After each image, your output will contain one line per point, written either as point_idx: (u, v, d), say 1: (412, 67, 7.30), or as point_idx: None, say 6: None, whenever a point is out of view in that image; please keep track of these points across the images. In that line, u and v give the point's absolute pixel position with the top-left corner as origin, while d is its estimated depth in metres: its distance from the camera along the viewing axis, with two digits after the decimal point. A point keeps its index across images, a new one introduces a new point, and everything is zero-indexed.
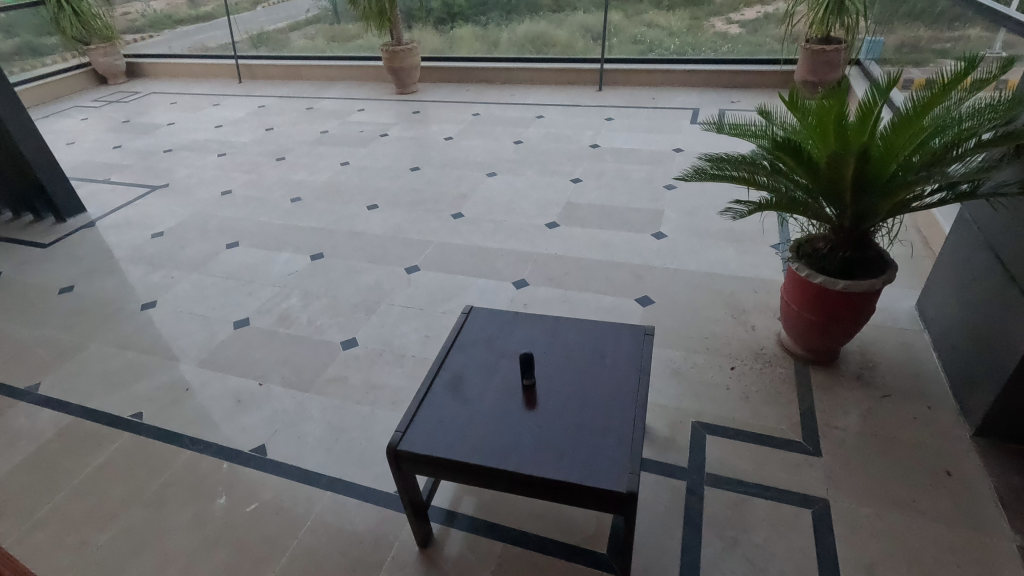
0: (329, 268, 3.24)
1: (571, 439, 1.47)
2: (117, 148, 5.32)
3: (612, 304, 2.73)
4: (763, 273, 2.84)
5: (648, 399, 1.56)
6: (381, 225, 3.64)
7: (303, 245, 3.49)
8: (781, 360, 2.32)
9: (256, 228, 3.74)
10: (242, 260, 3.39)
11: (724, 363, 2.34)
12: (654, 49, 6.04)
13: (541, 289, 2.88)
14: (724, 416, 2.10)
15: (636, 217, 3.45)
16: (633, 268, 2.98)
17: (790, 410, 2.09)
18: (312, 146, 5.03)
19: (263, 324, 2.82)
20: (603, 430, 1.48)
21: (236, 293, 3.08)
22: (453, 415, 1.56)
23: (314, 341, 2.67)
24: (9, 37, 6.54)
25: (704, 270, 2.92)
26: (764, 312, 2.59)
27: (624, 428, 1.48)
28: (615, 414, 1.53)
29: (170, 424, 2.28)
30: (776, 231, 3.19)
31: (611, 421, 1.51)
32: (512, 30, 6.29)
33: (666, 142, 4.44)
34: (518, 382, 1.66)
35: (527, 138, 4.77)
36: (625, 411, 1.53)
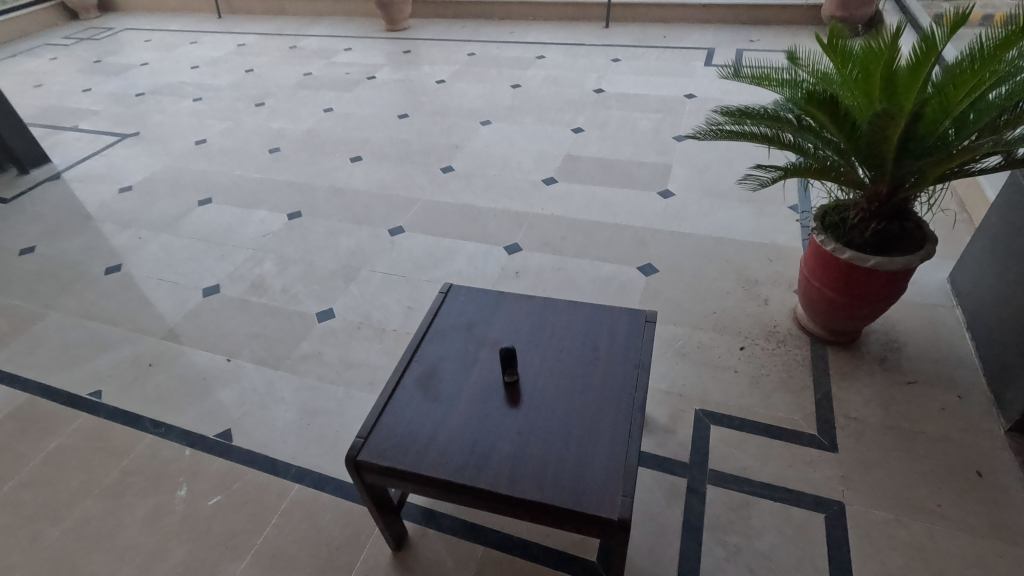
0: (307, 229, 2.99)
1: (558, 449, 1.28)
2: (86, 92, 4.96)
3: (611, 272, 2.50)
4: (778, 239, 2.59)
5: (646, 400, 1.36)
6: (364, 180, 3.37)
7: (281, 202, 3.24)
8: (796, 340, 2.10)
9: (231, 183, 3.47)
10: (216, 219, 3.14)
11: (733, 342, 2.12)
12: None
13: (535, 255, 2.64)
14: (730, 403, 1.91)
15: (641, 173, 3.15)
16: (636, 232, 2.73)
17: (803, 398, 1.90)
18: (294, 90, 4.67)
19: (235, 292, 2.62)
20: (594, 438, 1.30)
21: (208, 256, 2.86)
22: (426, 417, 1.37)
23: (287, 313, 2.47)
24: None
25: (713, 234, 2.66)
26: (778, 284, 2.36)
27: (618, 439, 1.29)
28: (609, 419, 1.34)
29: (131, 404, 2.12)
30: (794, 190, 2.91)
31: (605, 429, 1.32)
32: None
33: (676, 87, 4.07)
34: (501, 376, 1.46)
35: (525, 82, 4.38)
36: (620, 417, 1.34)
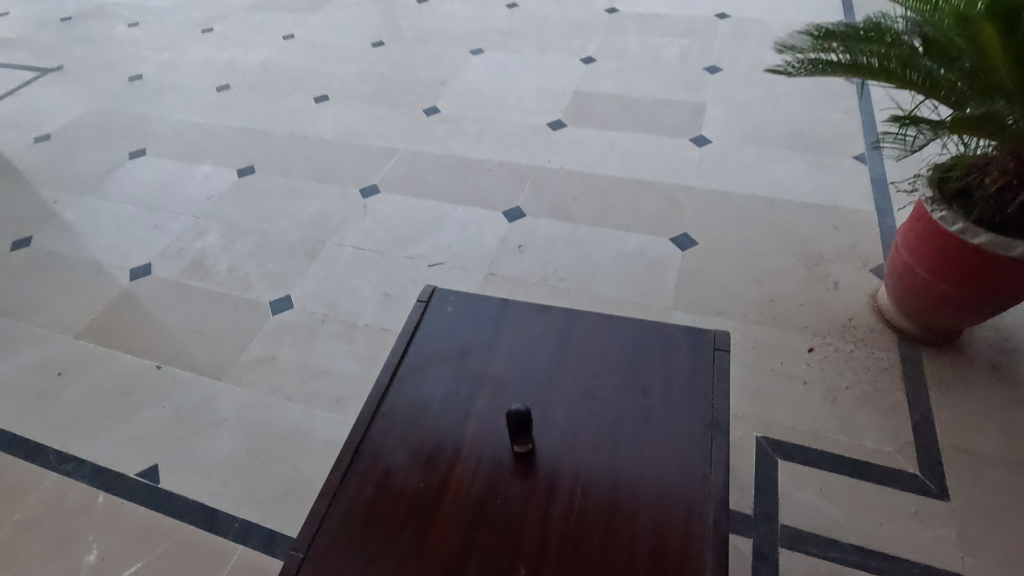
0: (261, 189, 2.44)
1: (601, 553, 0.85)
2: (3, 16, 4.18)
3: (638, 246, 2.00)
4: (845, 200, 2.08)
5: (726, 475, 0.92)
6: (331, 125, 2.78)
7: (230, 154, 2.66)
8: (880, 338, 1.64)
9: (170, 130, 2.86)
10: (150, 176, 2.58)
11: (798, 342, 1.66)
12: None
13: (542, 223, 2.13)
14: (802, 429, 1.47)
15: (668, 114, 2.58)
16: (666, 191, 2.20)
17: (896, 421, 1.47)
18: (249, 12, 3.93)
19: (169, 272, 2.11)
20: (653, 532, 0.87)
21: (138, 225, 2.32)
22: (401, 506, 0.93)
23: (233, 302, 1.97)
24: None
25: (763, 194, 2.14)
26: (850, 260, 1.87)
27: (691, 533, 0.86)
28: (672, 503, 0.90)
29: (32, 429, 1.66)
30: (858, 134, 2.36)
31: (669, 517, 0.88)
32: None
33: (705, 5, 3.39)
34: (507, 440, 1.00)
35: (523, 0, 3.67)
36: (690, 497, 0.90)
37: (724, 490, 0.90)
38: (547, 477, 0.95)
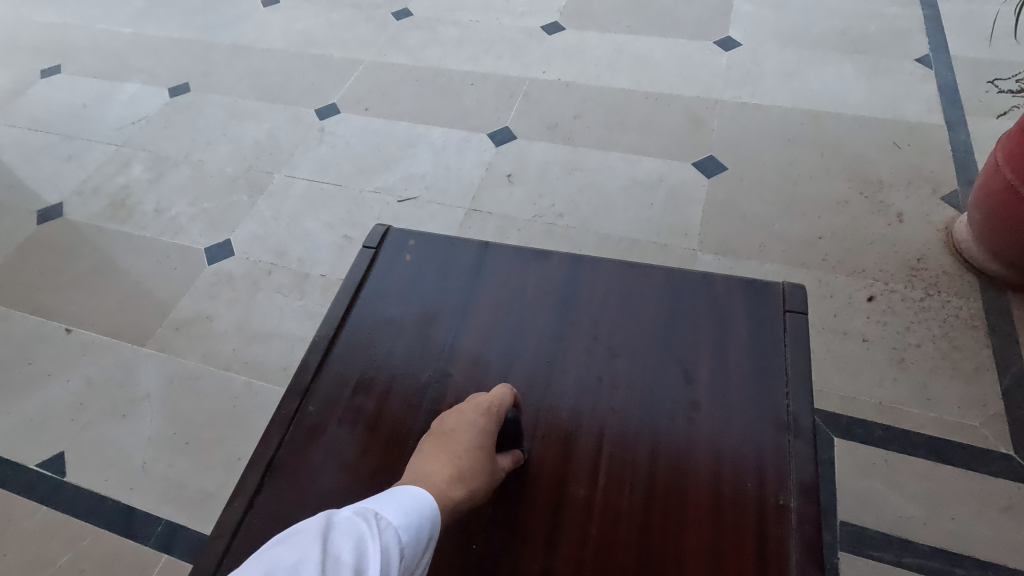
0: (197, 111, 2.03)
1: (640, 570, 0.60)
2: None
3: (654, 173, 1.64)
4: (906, 112, 1.70)
5: (812, 490, 0.63)
6: (282, 33, 2.32)
7: (161, 70, 2.21)
8: (956, 282, 1.32)
9: (91, 42, 2.39)
10: (65, 98, 2.14)
11: (854, 288, 1.34)
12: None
13: (535, 146, 1.75)
14: (863, 398, 1.18)
15: (687, 12, 2.13)
16: (687, 104, 1.81)
17: (981, 388, 1.17)
18: None
19: (85, 214, 1.74)
20: (712, 529, 0.61)
21: (49, 157, 1.93)
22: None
23: (160, 249, 1.62)
24: None
25: (805, 107, 1.76)
26: (915, 186, 1.52)
27: (764, 528, 0.61)
28: (735, 539, 0.61)
29: None
30: (920, 32, 1.94)
31: (732, 538, 0.61)
32: None
33: None
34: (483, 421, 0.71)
35: None
36: (763, 529, 0.61)
37: (807, 500, 0.62)
38: (550, 472, 0.67)
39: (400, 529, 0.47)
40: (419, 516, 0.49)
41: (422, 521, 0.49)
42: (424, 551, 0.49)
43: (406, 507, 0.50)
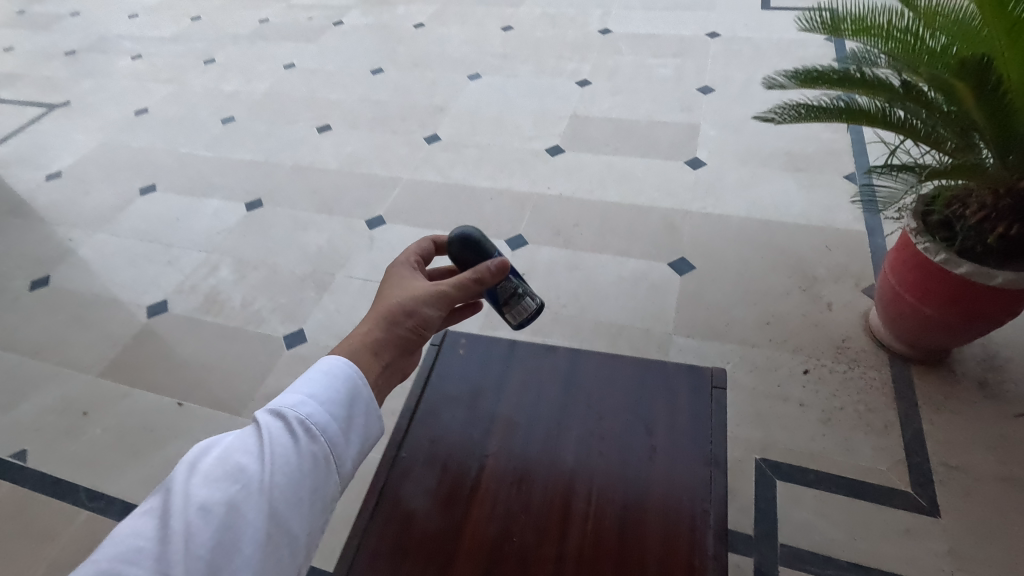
0: (270, 222, 2.51)
1: (615, 560, 0.95)
2: (7, 52, 4.26)
3: (638, 271, 2.07)
4: (837, 220, 2.15)
5: (724, 504, 1.00)
6: (334, 155, 2.85)
7: (238, 187, 2.73)
8: (872, 358, 1.71)
9: (178, 163, 2.93)
10: (161, 212, 2.64)
11: (794, 363, 1.73)
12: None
13: (543, 249, 2.20)
14: (799, 450, 1.54)
15: (663, 136, 2.65)
16: (664, 214, 2.28)
17: (890, 440, 1.53)
18: (248, 42, 4.00)
19: (185, 308, 2.18)
20: (662, 527, 0.98)
21: (152, 261, 2.39)
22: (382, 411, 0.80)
23: (247, 336, 2.05)
24: None
25: (757, 216, 2.21)
26: (843, 280, 1.94)
27: (694, 526, 0.98)
28: (676, 534, 0.97)
29: (60, 469, 1.72)
30: (849, 152, 2.43)
31: (673, 532, 0.97)
32: None
33: (696, 24, 3.47)
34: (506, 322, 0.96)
35: (518, 23, 3.74)
36: (693, 526, 0.97)
37: (721, 510, 0.99)
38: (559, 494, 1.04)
39: (300, 397, 0.67)
40: (328, 382, 0.70)
41: (335, 389, 0.69)
42: (345, 409, 0.69)
43: (319, 377, 0.70)
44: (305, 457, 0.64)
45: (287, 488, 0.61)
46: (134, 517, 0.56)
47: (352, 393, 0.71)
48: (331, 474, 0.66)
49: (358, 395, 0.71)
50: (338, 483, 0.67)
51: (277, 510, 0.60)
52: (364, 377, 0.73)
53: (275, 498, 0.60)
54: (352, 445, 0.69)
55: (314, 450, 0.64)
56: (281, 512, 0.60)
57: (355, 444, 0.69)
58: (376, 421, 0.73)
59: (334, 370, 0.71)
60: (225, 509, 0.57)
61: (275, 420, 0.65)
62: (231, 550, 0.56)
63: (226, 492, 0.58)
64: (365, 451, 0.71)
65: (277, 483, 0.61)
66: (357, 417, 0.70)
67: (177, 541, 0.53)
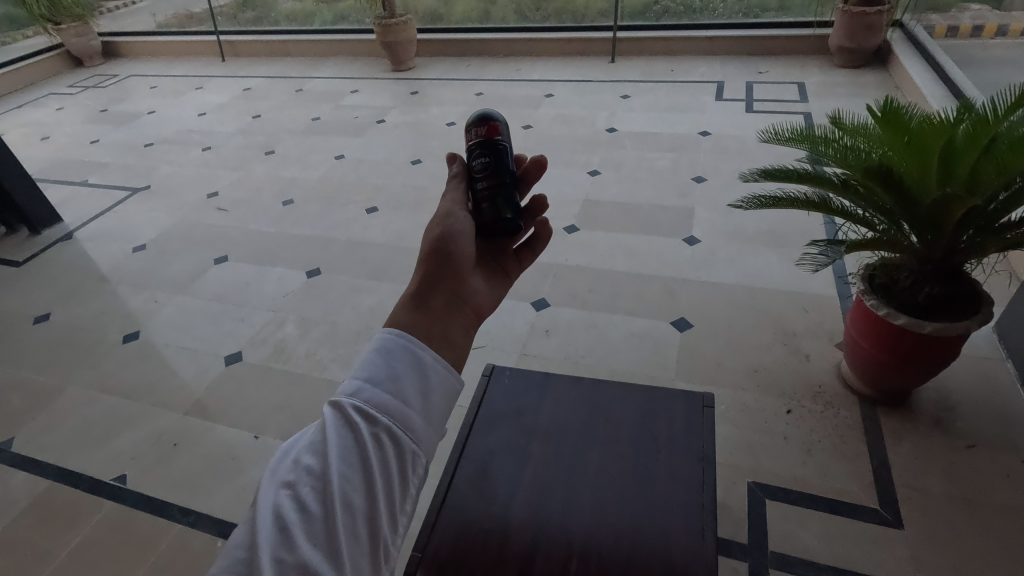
0: (327, 287, 2.93)
1: (631, 538, 1.24)
2: (94, 143, 4.94)
3: (644, 328, 2.44)
4: (813, 287, 2.53)
5: (714, 491, 1.30)
6: (381, 231, 3.32)
7: (299, 258, 3.18)
8: (845, 400, 2.03)
9: (246, 238, 3.41)
10: (233, 278, 3.08)
11: (779, 405, 2.05)
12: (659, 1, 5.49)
13: (564, 310, 2.58)
14: (784, 475, 1.83)
15: (664, 217, 3.11)
16: (666, 282, 2.67)
17: (859, 466, 1.83)
18: (303, 136, 4.64)
19: (257, 358, 2.55)
20: (667, 511, 1.28)
21: (227, 319, 2.79)
22: (459, 339, 0.83)
23: (312, 381, 2.40)
24: None
25: (745, 283, 2.60)
26: (819, 337, 2.29)
27: (691, 509, 1.28)
28: (676, 514, 1.27)
29: (156, 490, 2.03)
30: (822, 232, 2.86)
31: (675, 514, 1.27)
32: None
33: (690, 124, 4.06)
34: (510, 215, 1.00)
35: (536, 122, 4.36)
36: (690, 509, 1.28)
37: (712, 495, 1.29)
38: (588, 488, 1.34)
39: (357, 381, 0.71)
40: (380, 364, 0.73)
41: (386, 366, 0.73)
42: (400, 384, 0.72)
43: (372, 361, 0.73)
44: (370, 436, 0.68)
45: (356, 473, 0.65)
46: (237, 529, 0.61)
47: (406, 367, 0.74)
48: (399, 446, 0.69)
49: (411, 365, 0.74)
50: (413, 454, 0.70)
51: (353, 487, 0.64)
52: (417, 343, 0.76)
53: (346, 485, 0.64)
54: (415, 415, 0.71)
55: (373, 430, 0.68)
56: (356, 496, 0.64)
57: (419, 413, 0.72)
58: (434, 382, 0.75)
59: (384, 347, 0.74)
60: (304, 506, 0.61)
61: (338, 410, 0.69)
62: (320, 539, 0.60)
63: (299, 491, 0.63)
64: (433, 418, 0.73)
65: (344, 469, 0.65)
66: (411, 388, 0.73)
67: (268, 538, 0.58)
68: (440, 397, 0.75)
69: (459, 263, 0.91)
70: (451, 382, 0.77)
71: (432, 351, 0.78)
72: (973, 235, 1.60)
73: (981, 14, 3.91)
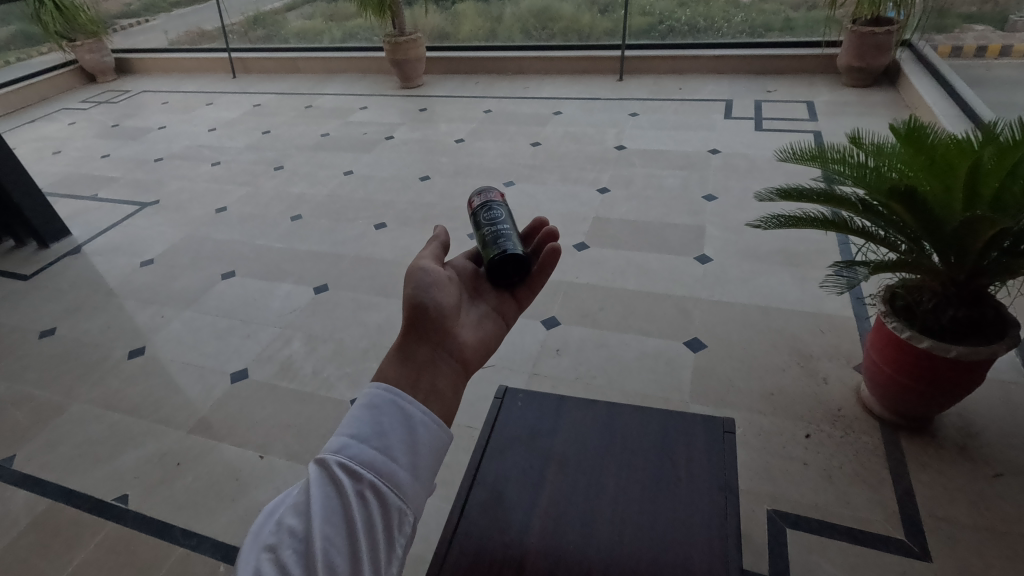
0: (335, 303, 2.91)
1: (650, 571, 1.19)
2: (105, 158, 4.97)
3: (656, 348, 2.40)
4: (829, 308, 2.49)
5: (737, 523, 1.25)
6: (389, 247, 3.31)
7: (306, 274, 3.16)
8: (865, 425, 1.97)
9: (254, 253, 3.40)
10: (240, 294, 3.06)
11: (797, 429, 2.00)
12: (664, 20, 5.51)
13: (574, 329, 2.55)
14: (804, 503, 1.77)
15: (674, 236, 3.08)
16: (678, 301, 2.64)
17: (883, 494, 1.77)
18: (312, 152, 4.66)
19: (263, 375, 2.51)
20: (687, 544, 1.23)
21: (233, 335, 2.77)
22: (449, 390, 0.85)
23: (319, 400, 2.36)
24: (5, 25, 6.49)
25: (759, 303, 2.56)
26: (836, 359, 2.24)
27: (714, 542, 1.23)
28: (698, 547, 1.22)
29: (158, 511, 1.98)
30: (836, 251, 2.82)
31: (696, 548, 1.22)
32: (516, 4, 5.85)
33: (699, 142, 4.05)
34: (517, 248, 1.04)
35: (545, 139, 4.37)
36: (712, 541, 1.23)
37: (734, 527, 1.24)
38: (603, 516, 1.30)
39: (342, 438, 0.73)
40: (365, 421, 0.75)
41: (372, 423, 0.75)
42: (385, 441, 0.74)
43: (359, 417, 0.76)
44: (353, 495, 0.70)
45: (338, 535, 0.67)
46: None
47: (392, 421, 0.76)
48: (383, 502, 0.71)
49: (397, 420, 0.76)
50: (399, 509, 0.72)
51: (335, 549, 0.66)
52: (405, 397, 0.78)
53: (329, 546, 0.66)
54: (400, 471, 0.73)
55: (356, 488, 0.70)
56: (338, 558, 0.66)
57: (406, 468, 0.74)
58: (420, 435, 0.77)
59: (371, 402, 0.77)
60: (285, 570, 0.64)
61: (323, 468, 0.71)
62: None
63: (281, 555, 0.65)
64: (420, 473, 0.75)
65: (325, 530, 0.67)
66: (397, 444, 0.74)
67: None
68: (427, 451, 0.77)
69: (440, 315, 0.92)
70: (438, 435, 0.79)
71: (420, 403, 0.80)
72: (1000, 256, 1.56)
73: (983, 34, 3.82)
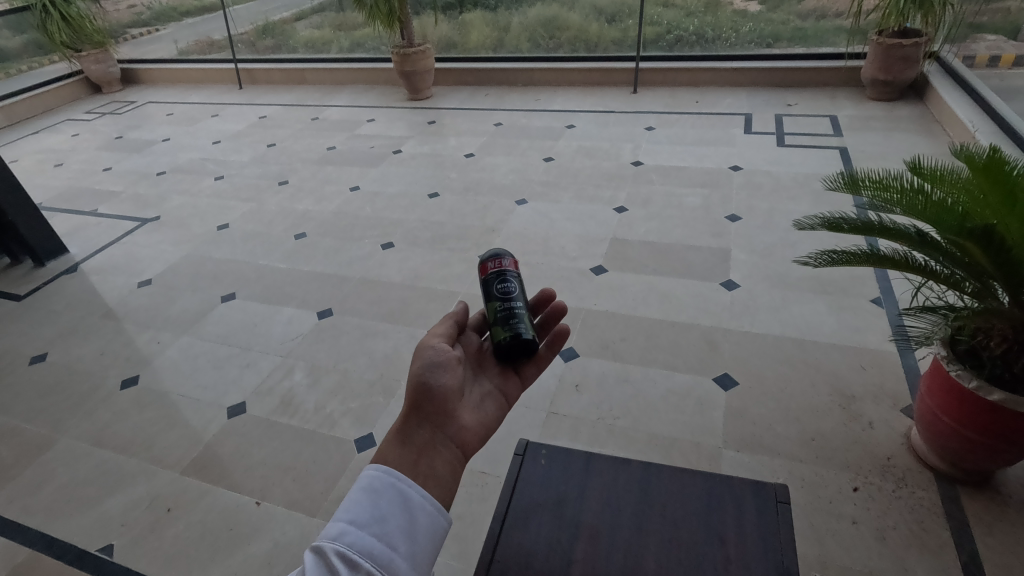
0: (340, 330, 2.75)
1: None
2: (106, 171, 4.86)
3: (684, 385, 2.23)
4: (869, 342, 2.31)
5: None
6: (397, 269, 3.16)
7: (310, 297, 3.01)
8: (919, 478, 1.80)
9: (256, 274, 3.26)
10: (240, 319, 2.91)
11: (843, 481, 1.82)
12: (672, 30, 5.36)
13: (594, 362, 2.38)
14: (857, 569, 1.59)
15: (698, 259, 2.91)
16: (705, 331, 2.47)
17: (946, 560, 1.59)
18: (318, 166, 4.54)
19: (262, 410, 2.36)
20: None
21: (232, 364, 2.62)
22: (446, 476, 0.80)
23: (321, 438, 2.20)
24: (16, 34, 6.52)
25: (793, 336, 2.39)
26: (881, 400, 2.06)
27: None
28: None
29: (145, 564, 1.83)
30: (872, 279, 2.65)
31: None
32: (523, 13, 5.74)
33: (719, 158, 3.89)
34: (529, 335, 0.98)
35: (558, 154, 4.22)
36: None
37: None
38: None
39: (340, 523, 0.68)
40: (365, 503, 0.71)
41: (372, 506, 0.71)
42: (385, 524, 0.70)
43: (359, 500, 0.71)
44: None
45: None
46: None
47: (393, 507, 0.72)
48: None
49: (398, 506, 0.72)
50: None
51: None
52: (407, 480, 0.75)
53: None
54: (401, 560, 0.68)
55: None
56: None
57: (406, 557, 0.69)
58: (421, 519, 0.73)
59: (371, 485, 0.73)
60: None
61: (320, 554, 0.66)
62: None
63: None
64: (420, 566, 0.70)
65: None
66: (397, 529, 0.70)
67: None
68: (427, 540, 0.72)
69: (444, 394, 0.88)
70: (439, 522, 0.74)
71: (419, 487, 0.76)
72: None
73: (996, 44, 3.87)
